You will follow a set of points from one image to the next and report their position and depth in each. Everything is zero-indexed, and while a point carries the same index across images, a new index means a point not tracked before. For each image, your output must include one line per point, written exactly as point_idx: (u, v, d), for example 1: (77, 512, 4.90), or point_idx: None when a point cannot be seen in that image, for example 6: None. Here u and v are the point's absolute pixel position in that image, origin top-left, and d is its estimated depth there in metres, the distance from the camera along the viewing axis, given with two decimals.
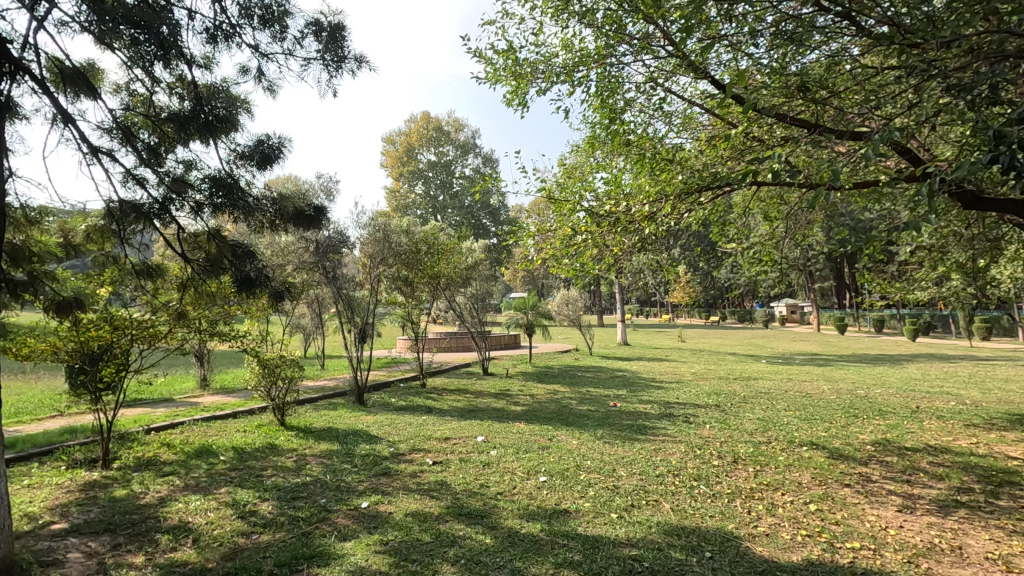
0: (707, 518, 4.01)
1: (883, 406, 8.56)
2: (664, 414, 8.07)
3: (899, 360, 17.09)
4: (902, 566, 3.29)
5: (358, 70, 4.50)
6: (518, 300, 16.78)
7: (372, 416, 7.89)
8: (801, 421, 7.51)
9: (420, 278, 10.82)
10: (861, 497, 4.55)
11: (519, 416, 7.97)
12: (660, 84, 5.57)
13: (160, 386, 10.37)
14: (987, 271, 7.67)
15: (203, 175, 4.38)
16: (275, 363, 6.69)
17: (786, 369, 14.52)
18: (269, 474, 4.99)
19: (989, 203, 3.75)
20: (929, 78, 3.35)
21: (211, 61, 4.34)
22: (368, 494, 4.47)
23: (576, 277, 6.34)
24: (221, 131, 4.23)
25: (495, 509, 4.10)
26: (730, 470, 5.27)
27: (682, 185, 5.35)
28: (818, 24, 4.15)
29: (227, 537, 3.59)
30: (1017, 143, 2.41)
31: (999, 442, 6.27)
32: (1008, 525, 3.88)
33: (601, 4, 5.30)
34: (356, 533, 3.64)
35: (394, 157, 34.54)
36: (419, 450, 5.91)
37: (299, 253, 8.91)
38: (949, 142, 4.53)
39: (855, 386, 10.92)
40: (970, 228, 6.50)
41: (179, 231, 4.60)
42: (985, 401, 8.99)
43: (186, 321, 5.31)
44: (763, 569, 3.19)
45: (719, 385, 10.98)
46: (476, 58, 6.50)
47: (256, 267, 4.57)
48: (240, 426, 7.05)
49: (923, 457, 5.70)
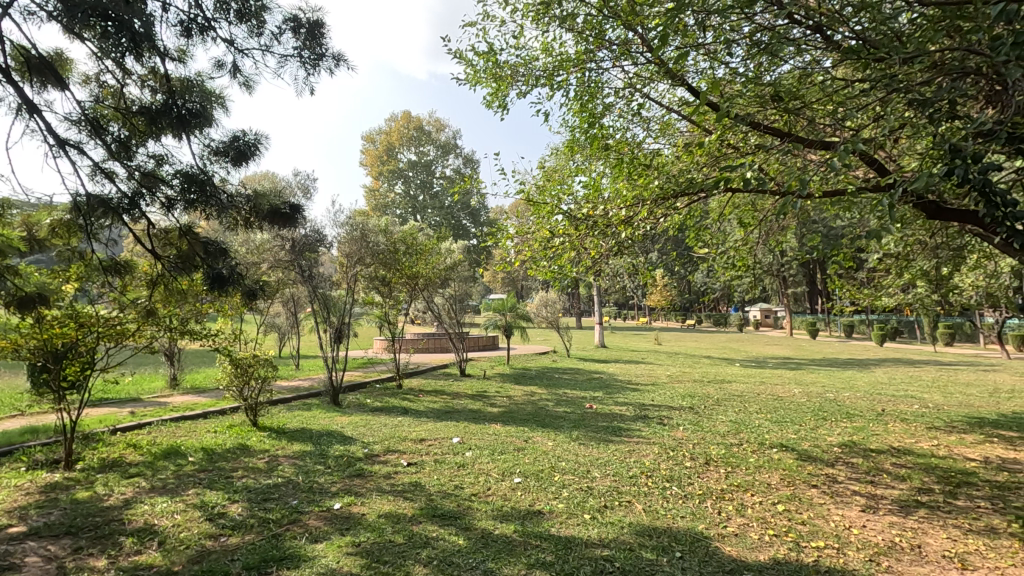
0: (679, 518, 4.08)
1: (851, 409, 8.78)
2: (638, 416, 8.18)
3: (867, 364, 17.70)
4: (865, 564, 3.39)
5: (337, 68, 4.48)
6: (497, 302, 16.81)
7: (347, 417, 7.83)
8: (772, 423, 7.69)
9: (397, 278, 10.77)
10: (827, 497, 4.67)
11: (496, 417, 8.00)
12: (639, 91, 5.64)
13: (128, 386, 10.11)
14: (949, 279, 7.95)
15: (175, 170, 4.30)
16: (248, 363, 6.57)
17: (759, 372, 14.84)
18: (238, 475, 4.91)
19: (951, 214, 3.90)
20: (893, 93, 3.46)
21: (185, 55, 4.27)
22: (341, 495, 4.44)
23: (554, 279, 6.41)
24: (195, 125, 4.16)
25: (469, 510, 4.11)
26: (702, 471, 5.35)
27: (658, 191, 5.43)
28: (791, 36, 4.26)
29: (194, 540, 3.53)
30: (971, 157, 2.51)
31: (959, 444, 6.51)
32: (965, 524, 4.03)
33: (582, 9, 5.34)
34: (328, 535, 3.61)
35: (374, 157, 34.24)
36: (393, 451, 5.88)
37: (274, 252, 8.79)
38: (915, 155, 4.69)
39: (825, 389, 11.22)
40: (934, 237, 6.72)
41: (149, 227, 4.50)
42: (947, 404, 9.33)
43: (156, 320, 5.20)
44: (731, 569, 3.25)
45: (693, 388, 11.14)
46: (456, 59, 6.49)
47: (229, 265, 4.49)
48: (211, 427, 6.91)
49: (887, 458, 5.88)
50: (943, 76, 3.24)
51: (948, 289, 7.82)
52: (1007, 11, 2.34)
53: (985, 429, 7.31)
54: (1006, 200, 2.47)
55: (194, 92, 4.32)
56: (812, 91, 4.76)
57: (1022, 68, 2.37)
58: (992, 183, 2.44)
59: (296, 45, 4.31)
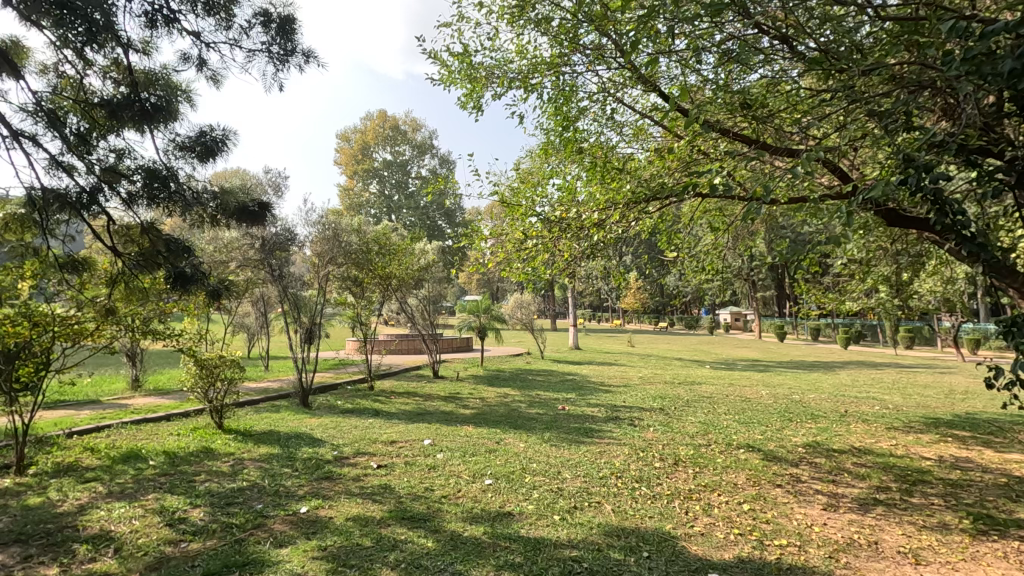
0: (647, 518, 4.13)
1: (816, 410, 9.02)
2: (610, 417, 8.24)
3: (832, 364, 19.27)
4: (825, 561, 3.48)
5: (307, 65, 4.40)
6: (471, 303, 16.74)
7: (317, 418, 7.73)
8: (740, 425, 7.84)
9: (370, 278, 10.64)
10: (790, 497, 4.78)
11: (468, 419, 7.96)
12: (613, 95, 5.68)
13: (86, 386, 9.82)
14: (910, 284, 8.19)
15: (137, 165, 4.17)
16: (214, 363, 6.40)
17: (729, 374, 15.11)
18: (201, 479, 4.78)
19: (909, 222, 4.05)
20: (853, 104, 3.57)
21: (150, 47, 4.16)
22: (308, 498, 4.35)
23: (528, 281, 6.44)
24: (158, 119, 4.04)
25: (439, 512, 4.08)
26: (671, 471, 5.44)
27: (630, 195, 5.50)
28: (760, 46, 4.34)
29: (153, 546, 3.42)
30: (925, 167, 2.57)
31: (916, 444, 6.73)
32: (919, 521, 4.17)
33: (557, 13, 5.36)
34: (293, 539, 3.54)
35: (348, 155, 33.80)
36: (363, 453, 5.82)
37: (243, 250, 8.62)
38: (878, 163, 4.80)
39: (791, 391, 11.49)
40: (895, 244, 6.94)
41: (109, 223, 4.36)
42: (906, 405, 9.67)
43: (117, 318, 5.01)
44: (696, 568, 3.31)
45: (665, 389, 11.30)
46: (431, 59, 6.45)
47: (192, 263, 4.34)
48: (173, 429, 6.74)
49: (848, 459, 6.04)
50: (902, 89, 3.33)
51: (909, 293, 8.06)
52: (956, 28, 2.42)
53: (941, 429, 7.58)
54: (955, 208, 2.56)
55: (158, 85, 4.20)
56: (779, 100, 4.87)
57: (970, 82, 2.45)
58: (943, 193, 2.53)
59: (265, 39, 4.23)
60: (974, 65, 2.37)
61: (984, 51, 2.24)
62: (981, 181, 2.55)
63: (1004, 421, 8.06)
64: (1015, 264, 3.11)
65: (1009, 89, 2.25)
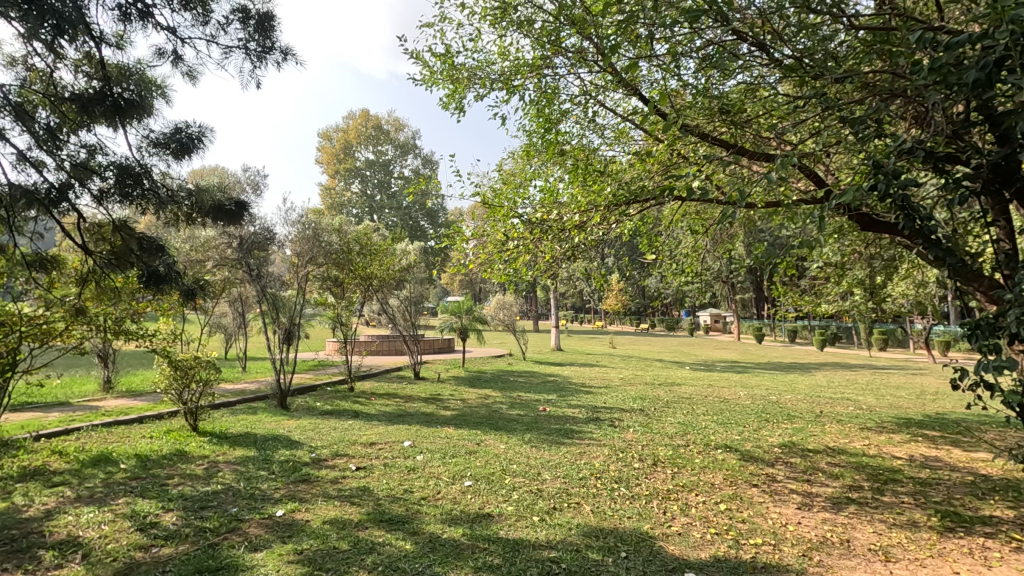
0: (625, 518, 4.16)
1: (792, 411, 9.18)
2: (591, 418, 8.29)
3: (807, 365, 19.70)
4: (798, 559, 3.54)
5: (285, 63, 4.36)
6: (453, 304, 16.67)
7: (295, 421, 7.62)
8: (718, 425, 7.95)
9: (350, 279, 10.54)
10: (766, 496, 4.84)
11: (449, 420, 7.95)
12: (594, 98, 5.72)
13: (56, 389, 9.55)
14: (883, 288, 8.38)
15: (109, 162, 4.08)
16: (189, 364, 6.28)
17: (708, 374, 15.30)
18: (174, 483, 4.68)
19: (882, 227, 4.16)
20: (828, 110, 3.64)
21: (124, 41, 4.07)
22: (285, 501, 4.29)
23: (510, 283, 6.46)
24: (131, 114, 3.96)
25: (418, 514, 4.05)
26: (650, 471, 5.50)
27: (611, 197, 5.55)
28: (738, 52, 4.40)
29: (123, 551, 3.34)
30: (893, 173, 2.61)
31: (888, 443, 6.90)
32: (889, 519, 4.27)
33: (539, 15, 5.38)
34: (268, 543, 3.49)
35: (330, 154, 33.50)
36: (342, 455, 5.76)
37: (220, 249, 8.49)
38: (852, 169, 4.90)
39: (768, 392, 11.69)
40: (869, 248, 7.08)
41: (79, 220, 4.25)
42: (879, 406, 9.89)
43: (86, 318, 4.95)
44: (673, 568, 3.34)
45: (645, 390, 11.39)
46: (413, 59, 6.42)
47: (166, 263, 4.24)
48: (146, 432, 6.58)
49: (822, 458, 6.15)
50: (874, 98, 3.41)
51: (882, 297, 8.25)
52: (923, 38, 2.47)
53: (912, 429, 7.77)
54: (921, 214, 2.62)
55: (132, 80, 4.12)
56: (757, 106, 4.94)
57: (937, 91, 2.51)
58: (910, 199, 2.58)
59: (243, 36, 4.17)
60: (941, 75, 2.42)
61: (950, 61, 2.29)
62: (949, 188, 2.61)
63: (972, 421, 8.30)
64: (981, 268, 3.20)
65: (974, 99, 2.29)
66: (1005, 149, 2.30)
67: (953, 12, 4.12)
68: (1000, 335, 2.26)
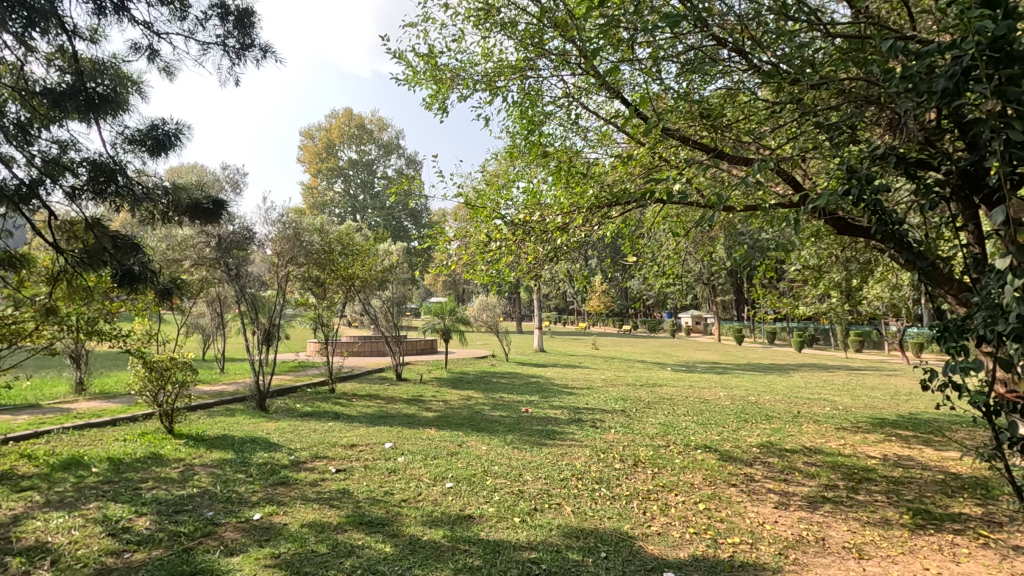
0: (606, 519, 4.18)
1: (770, 412, 9.32)
2: (573, 419, 8.31)
3: (785, 366, 20.07)
4: (774, 557, 3.59)
5: (265, 60, 4.30)
6: (436, 305, 16.57)
7: (274, 423, 7.52)
8: (697, 425, 8.05)
9: (332, 279, 10.43)
10: (744, 496, 4.90)
11: (431, 422, 7.90)
12: (577, 100, 5.74)
13: (25, 390, 9.29)
14: (859, 290, 8.55)
15: (82, 158, 3.98)
16: (164, 366, 6.17)
17: (688, 375, 15.49)
18: (148, 486, 4.59)
19: (856, 231, 4.25)
20: (804, 116, 3.69)
21: (98, 35, 3.99)
22: (262, 505, 4.23)
23: (492, 284, 6.46)
24: (106, 110, 3.86)
25: (398, 516, 4.03)
26: (630, 472, 5.55)
27: (593, 200, 5.61)
28: (718, 58, 4.45)
29: (93, 557, 3.26)
30: (867, 179, 2.64)
31: (862, 443, 7.04)
32: (863, 517, 4.36)
33: (523, 17, 5.39)
34: (245, 547, 3.44)
35: (312, 153, 33.18)
36: (321, 457, 5.70)
37: (198, 248, 8.37)
38: (828, 174, 4.99)
39: (747, 392, 11.85)
40: (845, 251, 7.22)
41: (51, 217, 4.14)
42: (854, 406, 10.07)
43: (57, 318, 4.84)
44: (652, 567, 3.37)
45: (626, 391, 11.46)
46: (396, 59, 6.38)
47: (141, 261, 4.15)
48: (120, 434, 6.44)
49: (799, 458, 6.25)
50: (848, 104, 3.46)
51: (857, 299, 8.42)
52: (895, 47, 2.51)
53: (886, 429, 7.94)
54: (893, 218, 2.66)
55: (106, 75, 4.03)
56: (737, 110, 4.99)
57: (909, 98, 2.54)
58: (882, 204, 2.61)
59: (221, 32, 4.11)
60: (912, 83, 2.46)
61: (920, 70, 2.33)
62: (919, 194, 2.67)
63: (943, 421, 8.51)
64: (951, 272, 3.28)
65: (943, 106, 2.33)
66: (974, 157, 2.35)
67: (925, 23, 4.23)
68: (968, 337, 2.31)
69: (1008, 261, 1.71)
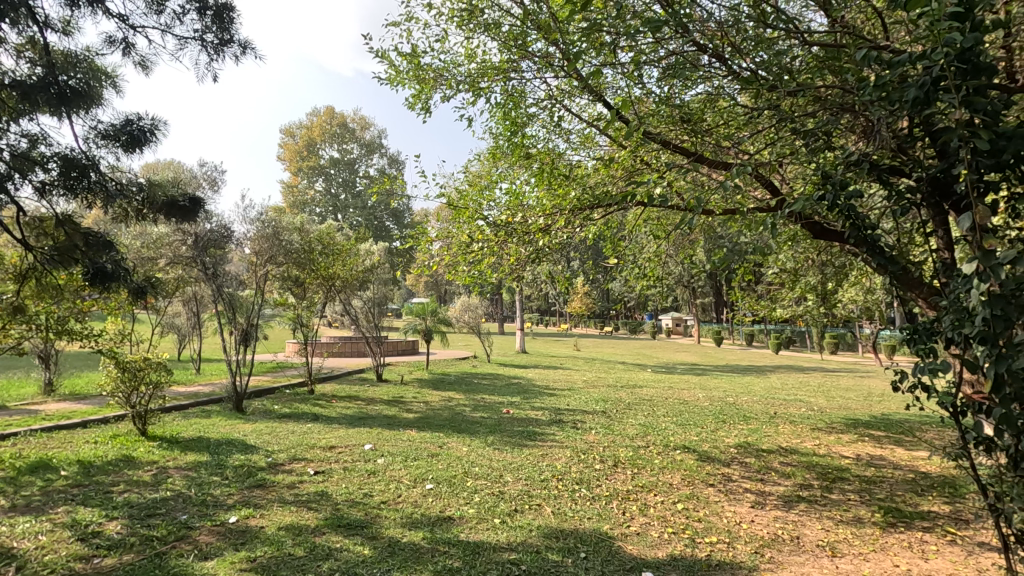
0: (586, 519, 4.20)
1: (748, 413, 9.45)
2: (554, 420, 8.33)
3: (763, 367, 20.40)
4: (751, 556, 3.65)
5: (244, 56, 4.24)
6: (418, 306, 16.47)
7: (251, 424, 7.39)
8: (676, 426, 8.13)
9: (312, 279, 10.30)
10: (721, 496, 4.96)
11: (411, 423, 7.86)
12: (559, 103, 5.76)
13: None
14: (834, 293, 8.73)
15: (53, 152, 3.87)
16: (138, 366, 6.03)
17: (668, 377, 15.63)
18: (120, 490, 4.48)
19: (831, 235, 4.34)
20: (782, 123, 3.75)
21: (71, 27, 3.89)
22: (238, 508, 4.16)
23: (474, 285, 6.46)
24: (78, 104, 3.77)
25: (377, 518, 4.00)
26: (611, 472, 5.58)
27: (575, 201, 5.64)
28: (699, 63, 4.51)
29: (61, 563, 3.18)
30: (841, 185, 2.70)
31: (837, 443, 7.18)
32: (837, 516, 4.45)
33: (507, 19, 5.39)
34: (220, 551, 3.38)
35: (293, 151, 32.76)
36: (300, 459, 5.62)
37: (174, 247, 8.20)
38: (805, 178, 5.08)
39: (726, 394, 12.00)
40: (821, 255, 7.37)
41: (19, 213, 4.01)
42: (829, 407, 10.25)
43: (25, 317, 4.72)
44: (631, 567, 3.39)
45: (607, 393, 11.53)
46: (379, 58, 6.32)
47: (114, 259, 4.04)
48: (90, 437, 6.28)
49: (775, 458, 6.35)
50: (824, 111, 3.53)
51: (833, 302, 8.59)
52: (867, 56, 2.56)
53: (859, 429, 8.12)
54: (866, 222, 2.72)
55: (79, 68, 3.94)
56: (717, 115, 5.06)
57: (881, 105, 2.60)
58: (856, 209, 2.66)
59: (199, 27, 4.04)
60: (884, 92, 2.52)
61: (893, 79, 2.38)
62: (891, 199, 2.73)
63: (914, 421, 8.72)
64: (922, 276, 3.36)
65: (914, 114, 2.38)
66: (943, 163, 2.41)
67: (898, 33, 4.35)
68: (937, 340, 2.37)
69: (974, 266, 1.76)
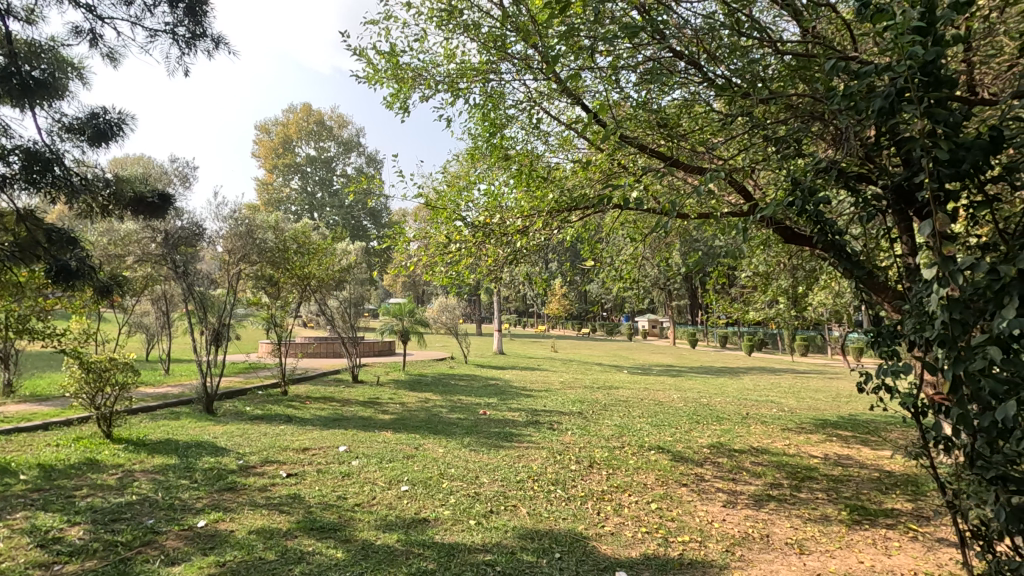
0: (561, 520, 4.22)
1: (721, 413, 9.62)
2: (530, 421, 8.35)
3: (736, 368, 20.78)
4: (721, 555, 3.71)
5: (216, 51, 4.16)
6: (395, 306, 16.35)
7: (222, 426, 7.24)
8: (651, 427, 8.23)
9: (286, 278, 10.13)
10: (694, 496, 5.04)
11: (387, 424, 7.80)
12: (538, 105, 5.78)
13: None
14: (804, 297, 8.94)
15: (14, 145, 3.71)
16: (103, 367, 5.85)
17: (644, 378, 15.79)
18: (82, 494, 4.34)
19: (801, 240, 4.44)
20: (755, 130, 3.83)
21: (35, 16, 3.77)
22: (207, 511, 4.08)
23: (452, 285, 6.45)
24: (41, 95, 3.64)
25: (350, 521, 3.95)
26: (586, 473, 5.62)
27: (553, 203, 5.65)
28: (675, 70, 4.58)
29: (19, 570, 3.07)
30: (810, 191, 2.77)
31: (806, 443, 7.35)
32: (805, 514, 4.56)
33: (487, 20, 5.39)
34: (188, 556, 3.30)
35: (268, 148, 32.20)
36: (272, 462, 5.53)
37: (143, 244, 7.97)
38: (777, 184, 5.19)
39: (700, 395, 12.18)
40: (793, 259, 7.54)
41: None
42: (799, 408, 10.51)
43: None
44: (604, 567, 3.43)
45: (584, 394, 11.60)
46: (357, 56, 6.25)
47: (78, 256, 3.89)
48: (52, 439, 6.07)
49: (747, 458, 6.48)
50: (796, 119, 3.61)
51: (803, 305, 8.79)
52: (836, 67, 2.64)
53: (827, 429, 8.32)
54: (833, 228, 2.79)
55: (43, 59, 3.81)
56: (692, 120, 5.13)
57: (849, 116, 2.67)
58: (824, 216, 2.73)
59: (171, 20, 3.95)
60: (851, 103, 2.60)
61: (860, 90, 2.45)
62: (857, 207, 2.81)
63: (879, 421, 8.98)
64: (887, 280, 3.45)
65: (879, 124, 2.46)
66: (906, 171, 2.49)
67: (866, 45, 4.47)
68: (900, 342, 2.45)
69: (935, 271, 1.82)
